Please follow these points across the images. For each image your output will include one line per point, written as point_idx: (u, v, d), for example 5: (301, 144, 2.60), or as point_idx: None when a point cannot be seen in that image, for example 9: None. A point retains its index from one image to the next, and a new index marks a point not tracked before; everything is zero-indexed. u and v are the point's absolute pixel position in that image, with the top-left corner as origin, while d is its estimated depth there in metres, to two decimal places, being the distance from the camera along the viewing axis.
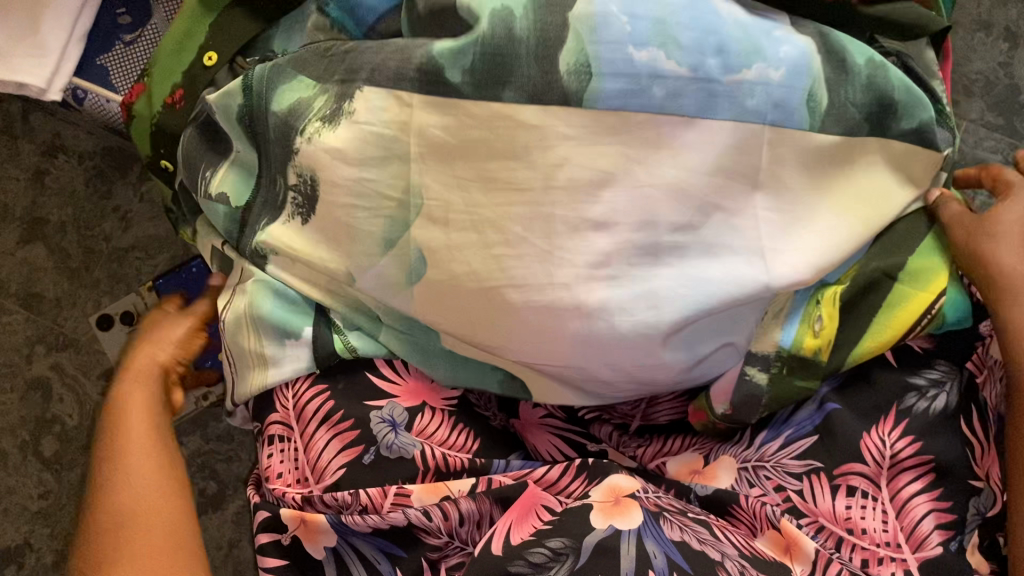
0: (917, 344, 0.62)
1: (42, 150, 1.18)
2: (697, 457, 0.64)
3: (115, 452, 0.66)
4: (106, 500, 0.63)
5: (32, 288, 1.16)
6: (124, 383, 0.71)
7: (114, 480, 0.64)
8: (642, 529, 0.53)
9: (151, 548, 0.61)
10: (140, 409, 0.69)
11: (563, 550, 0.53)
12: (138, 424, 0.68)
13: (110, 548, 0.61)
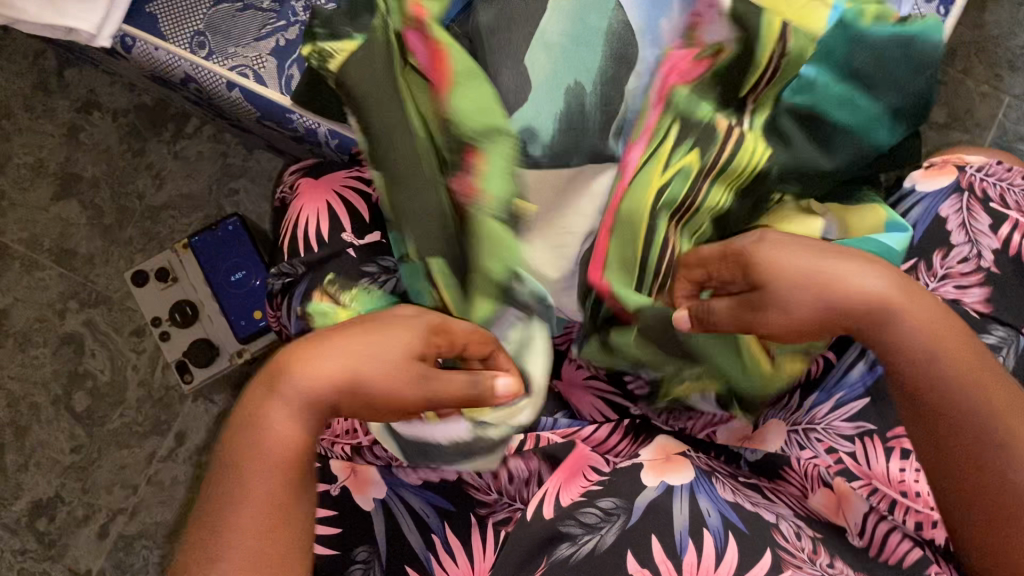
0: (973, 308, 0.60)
1: (77, 106, 1.18)
2: (747, 423, 0.63)
3: (245, 436, 0.48)
4: (218, 489, 0.47)
5: (65, 243, 1.16)
6: (293, 349, 0.50)
7: (229, 474, 0.47)
8: (694, 485, 0.54)
9: (246, 528, 0.46)
10: (391, 344, 0.50)
11: (615, 511, 0.53)
12: (396, 343, 0.50)
13: (223, 503, 0.47)
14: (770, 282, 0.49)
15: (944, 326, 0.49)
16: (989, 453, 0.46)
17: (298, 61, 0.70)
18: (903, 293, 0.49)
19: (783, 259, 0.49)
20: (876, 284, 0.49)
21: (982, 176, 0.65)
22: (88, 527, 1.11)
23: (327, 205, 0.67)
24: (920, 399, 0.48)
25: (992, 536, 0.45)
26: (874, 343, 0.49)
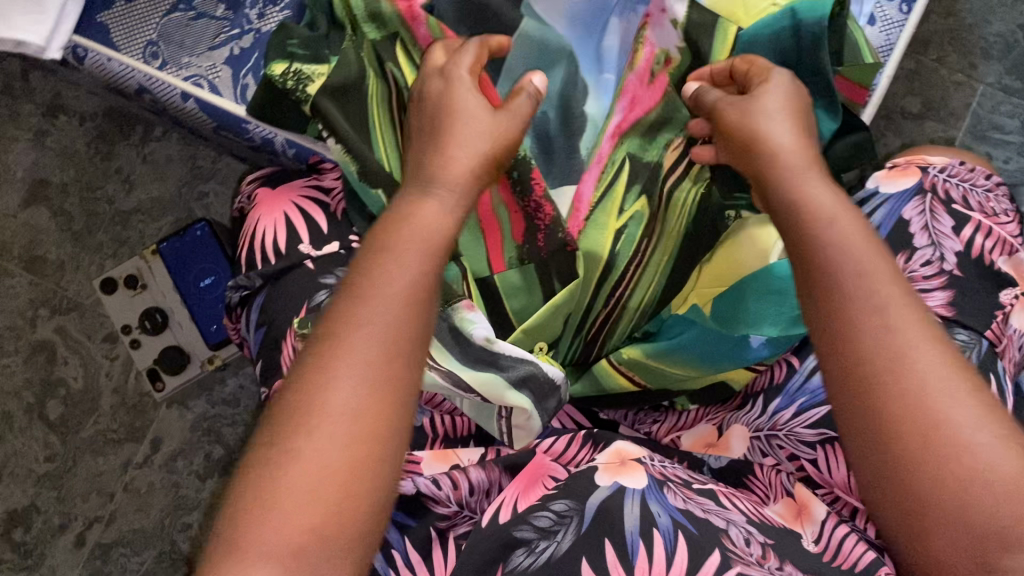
0: (936, 311, 0.60)
1: (43, 110, 1.16)
2: (711, 430, 0.64)
3: (359, 284, 0.43)
4: (314, 351, 0.41)
5: (35, 250, 1.15)
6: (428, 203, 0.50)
7: (350, 307, 0.42)
8: (647, 490, 0.53)
9: (343, 436, 0.39)
10: (421, 242, 0.47)
11: (569, 513, 0.52)
12: (422, 228, 0.48)
13: (310, 384, 0.40)
14: (738, 121, 0.55)
15: (884, 266, 0.44)
16: (908, 384, 0.40)
17: (253, 70, 0.69)
18: (835, 203, 0.48)
19: (731, 108, 0.56)
20: (793, 133, 0.53)
21: (945, 178, 0.65)
22: (65, 535, 1.10)
23: (284, 216, 0.66)
24: (830, 307, 0.44)
25: (881, 480, 0.40)
26: (804, 254, 0.47)
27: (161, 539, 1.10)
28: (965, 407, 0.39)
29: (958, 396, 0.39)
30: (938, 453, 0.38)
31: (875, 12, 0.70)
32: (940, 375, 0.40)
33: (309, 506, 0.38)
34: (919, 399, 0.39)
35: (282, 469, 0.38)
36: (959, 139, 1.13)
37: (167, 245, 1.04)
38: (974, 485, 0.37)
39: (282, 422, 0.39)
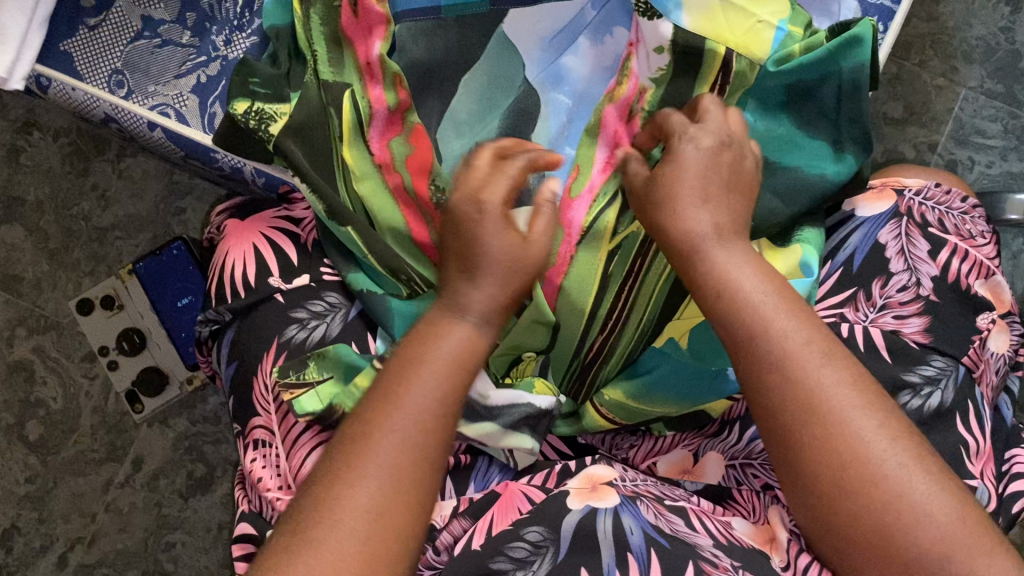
0: (911, 338, 0.60)
1: (15, 127, 1.15)
2: (686, 456, 0.64)
3: (389, 386, 0.48)
4: (335, 455, 0.46)
5: (10, 269, 1.14)
6: (442, 326, 0.51)
7: (370, 431, 0.46)
8: (621, 506, 0.53)
9: (354, 551, 0.43)
10: (437, 369, 0.48)
11: (544, 543, 0.52)
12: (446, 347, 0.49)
13: (337, 481, 0.45)
14: (663, 202, 0.54)
15: (820, 344, 0.48)
16: (850, 453, 0.45)
17: (221, 98, 0.68)
18: (771, 287, 0.51)
19: (670, 173, 0.55)
20: (722, 214, 0.53)
21: (920, 202, 0.65)
22: (47, 557, 1.09)
23: (253, 248, 0.65)
24: (788, 413, 0.47)
25: (834, 518, 0.45)
26: (758, 354, 0.48)
27: (144, 559, 1.09)
28: (888, 457, 0.45)
29: (892, 448, 0.45)
30: (882, 501, 0.45)
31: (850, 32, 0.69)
32: (868, 427, 0.46)
33: (359, 541, 0.43)
34: (865, 462, 0.45)
35: (347, 494, 0.44)
36: (942, 144, 1.13)
37: (143, 265, 1.03)
38: (913, 528, 0.44)
39: (307, 516, 0.44)
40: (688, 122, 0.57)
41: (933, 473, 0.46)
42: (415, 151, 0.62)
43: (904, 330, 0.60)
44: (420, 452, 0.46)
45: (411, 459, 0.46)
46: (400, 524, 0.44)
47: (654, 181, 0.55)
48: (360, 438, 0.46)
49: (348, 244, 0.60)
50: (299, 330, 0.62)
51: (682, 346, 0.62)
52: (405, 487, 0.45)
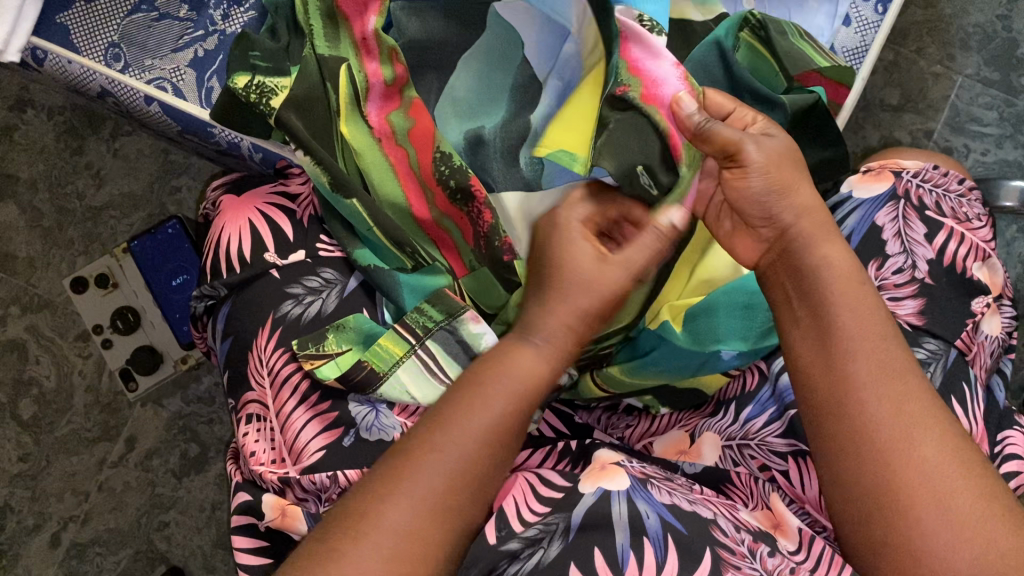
0: (905, 320, 0.60)
1: (9, 103, 1.14)
2: (683, 437, 0.63)
3: (463, 400, 0.47)
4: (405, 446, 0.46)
5: (4, 247, 1.13)
6: (520, 348, 0.49)
7: (440, 431, 0.46)
8: (631, 490, 0.53)
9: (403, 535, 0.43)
10: (510, 391, 0.47)
11: (555, 522, 0.52)
12: (520, 373, 0.48)
13: (402, 470, 0.45)
14: (753, 173, 0.54)
15: (890, 344, 0.50)
16: (895, 451, 0.47)
17: (218, 72, 0.68)
18: (849, 276, 0.52)
19: (755, 149, 0.54)
20: (814, 197, 0.55)
21: (918, 183, 0.65)
22: (39, 535, 1.09)
23: (248, 223, 0.65)
24: (830, 396, 0.50)
25: (869, 514, 0.47)
26: (829, 339, 0.51)
27: (137, 538, 1.09)
28: (941, 464, 0.46)
29: (948, 454, 0.47)
30: (933, 495, 0.46)
31: (850, 12, 0.69)
32: (923, 435, 0.47)
33: (390, 559, 0.43)
34: (914, 467, 0.46)
35: (384, 505, 0.44)
36: (938, 132, 1.13)
37: (138, 243, 1.02)
38: (954, 525, 0.45)
39: (380, 482, 0.45)
40: (744, 110, 0.58)
41: (985, 484, 0.46)
42: (415, 124, 0.62)
43: (898, 311, 0.60)
44: (473, 478, 0.46)
45: (462, 483, 0.45)
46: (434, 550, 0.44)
47: (741, 150, 0.54)
48: (419, 449, 0.45)
49: (353, 216, 0.60)
50: (295, 305, 0.62)
51: (678, 329, 0.62)
52: (444, 511, 0.45)
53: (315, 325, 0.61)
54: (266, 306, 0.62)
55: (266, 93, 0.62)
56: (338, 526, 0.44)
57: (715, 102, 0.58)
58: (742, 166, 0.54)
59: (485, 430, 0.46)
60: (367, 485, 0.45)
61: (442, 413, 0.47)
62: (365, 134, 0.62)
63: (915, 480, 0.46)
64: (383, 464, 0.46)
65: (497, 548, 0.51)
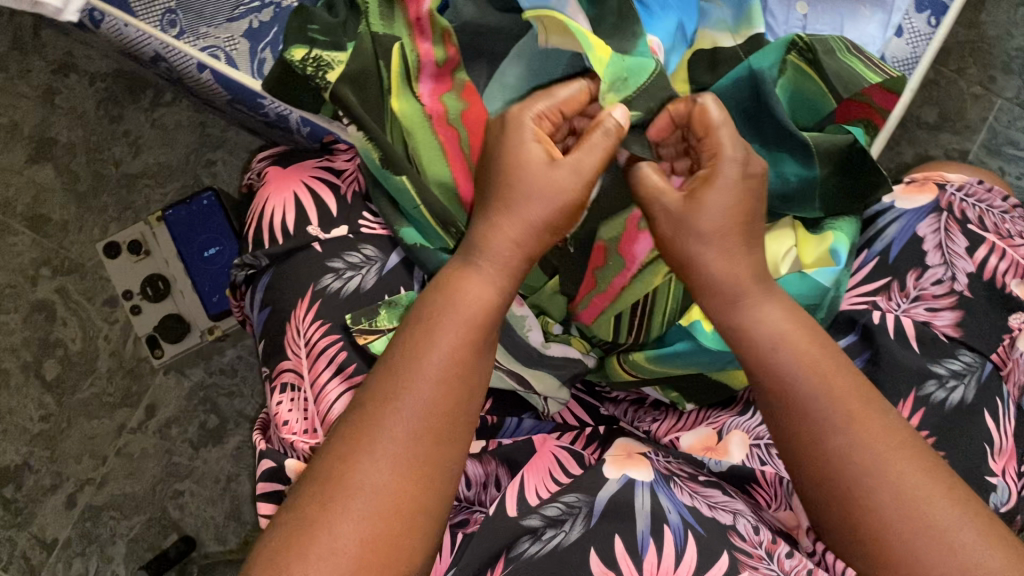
0: (942, 331, 0.60)
1: (53, 67, 1.16)
2: (711, 433, 0.63)
3: (407, 358, 0.49)
4: (366, 405, 0.48)
5: (39, 208, 1.14)
6: (469, 282, 0.52)
7: (402, 368, 0.49)
8: (655, 482, 0.53)
9: (380, 487, 0.46)
10: (456, 324, 0.50)
11: (578, 504, 0.53)
12: (466, 307, 0.51)
13: (367, 430, 0.47)
14: (672, 226, 0.54)
15: (844, 394, 0.49)
16: (877, 499, 0.46)
17: (272, 44, 0.69)
18: (791, 333, 0.51)
19: (665, 218, 0.54)
20: (745, 253, 0.53)
21: (962, 197, 0.65)
22: (55, 496, 1.10)
23: (293, 196, 0.65)
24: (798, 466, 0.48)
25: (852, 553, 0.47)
26: (780, 407, 0.50)
27: (151, 505, 1.10)
28: (928, 514, 0.45)
29: (928, 494, 0.45)
30: (926, 535, 0.44)
31: (902, 23, 0.69)
32: (898, 473, 0.46)
33: (386, 492, 0.46)
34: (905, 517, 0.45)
35: (374, 443, 0.47)
36: (973, 153, 1.13)
37: (172, 212, 1.03)
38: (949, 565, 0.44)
39: (366, 423, 0.48)
40: (720, 135, 0.53)
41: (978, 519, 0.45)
42: (467, 107, 0.63)
43: (935, 322, 0.61)
44: (450, 409, 0.49)
45: (439, 415, 0.48)
46: (423, 484, 0.47)
47: (655, 209, 0.54)
48: (396, 385, 0.49)
49: (401, 193, 0.61)
50: (335, 279, 0.63)
51: (710, 329, 0.62)
52: (429, 442, 0.48)
53: (353, 301, 0.62)
54: (306, 278, 0.63)
55: (319, 66, 0.62)
56: (334, 466, 0.47)
57: (698, 115, 0.54)
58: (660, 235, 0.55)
59: (452, 356, 0.50)
60: (357, 426, 0.48)
61: (415, 352, 0.50)
62: (415, 112, 0.63)
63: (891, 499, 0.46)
64: (368, 405, 0.48)
65: (515, 522, 0.53)
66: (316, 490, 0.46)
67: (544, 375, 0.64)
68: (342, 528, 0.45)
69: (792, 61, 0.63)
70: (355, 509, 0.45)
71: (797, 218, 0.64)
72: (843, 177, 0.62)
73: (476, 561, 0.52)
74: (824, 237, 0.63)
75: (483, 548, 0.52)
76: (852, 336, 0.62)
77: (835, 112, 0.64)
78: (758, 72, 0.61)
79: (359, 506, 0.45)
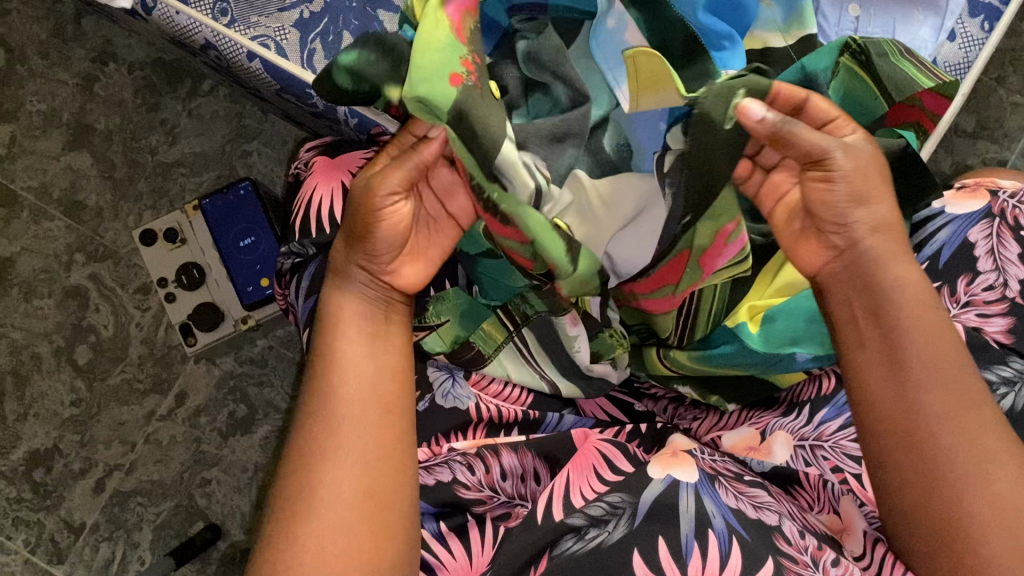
0: (993, 337, 0.61)
1: (93, 55, 1.17)
2: (754, 434, 0.62)
3: (325, 382, 0.52)
4: (306, 433, 0.52)
5: (74, 195, 1.15)
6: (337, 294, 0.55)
7: (323, 383, 0.52)
8: (699, 484, 0.53)
9: (353, 477, 0.50)
10: (359, 337, 0.53)
11: (622, 505, 0.53)
12: (351, 321, 0.54)
13: (316, 455, 0.51)
14: (842, 178, 0.50)
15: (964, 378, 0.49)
16: (963, 486, 0.47)
17: (322, 34, 0.70)
18: (917, 297, 0.51)
19: (844, 156, 0.50)
20: (893, 212, 0.52)
21: (1015, 204, 0.65)
22: (84, 480, 1.10)
23: (342, 186, 0.66)
24: (894, 429, 0.50)
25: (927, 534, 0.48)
26: (885, 364, 0.50)
27: (179, 492, 1.11)
28: (1004, 499, 0.46)
29: (1016, 493, 0.46)
30: (1002, 527, 0.46)
31: (957, 28, 0.68)
32: (990, 468, 0.47)
33: (363, 479, 0.50)
34: (989, 507, 0.46)
35: (329, 459, 0.50)
36: (1012, 162, 1.12)
37: (208, 201, 1.04)
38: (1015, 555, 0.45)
39: (310, 450, 0.51)
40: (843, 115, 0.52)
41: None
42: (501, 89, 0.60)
43: (986, 328, 0.61)
44: (376, 384, 0.53)
45: (374, 398, 0.52)
46: (391, 466, 0.51)
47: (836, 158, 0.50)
48: (327, 389, 0.52)
49: None
50: None
51: (755, 330, 0.61)
52: (375, 426, 0.52)
53: None
54: None
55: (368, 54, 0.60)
56: (301, 490, 0.50)
57: (814, 108, 0.51)
58: (831, 175, 0.51)
59: (369, 340, 0.54)
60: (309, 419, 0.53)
61: (336, 363, 0.53)
62: None
63: (970, 488, 0.47)
64: (309, 424, 0.52)
65: (557, 521, 0.53)
66: (290, 509, 0.50)
67: (577, 387, 0.66)
68: (334, 526, 0.49)
69: (845, 63, 0.61)
70: (337, 515, 0.49)
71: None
72: (896, 181, 0.61)
73: (516, 561, 0.52)
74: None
75: (524, 547, 0.53)
76: None
77: (886, 115, 0.63)
78: (811, 75, 0.61)
79: (344, 505, 0.49)
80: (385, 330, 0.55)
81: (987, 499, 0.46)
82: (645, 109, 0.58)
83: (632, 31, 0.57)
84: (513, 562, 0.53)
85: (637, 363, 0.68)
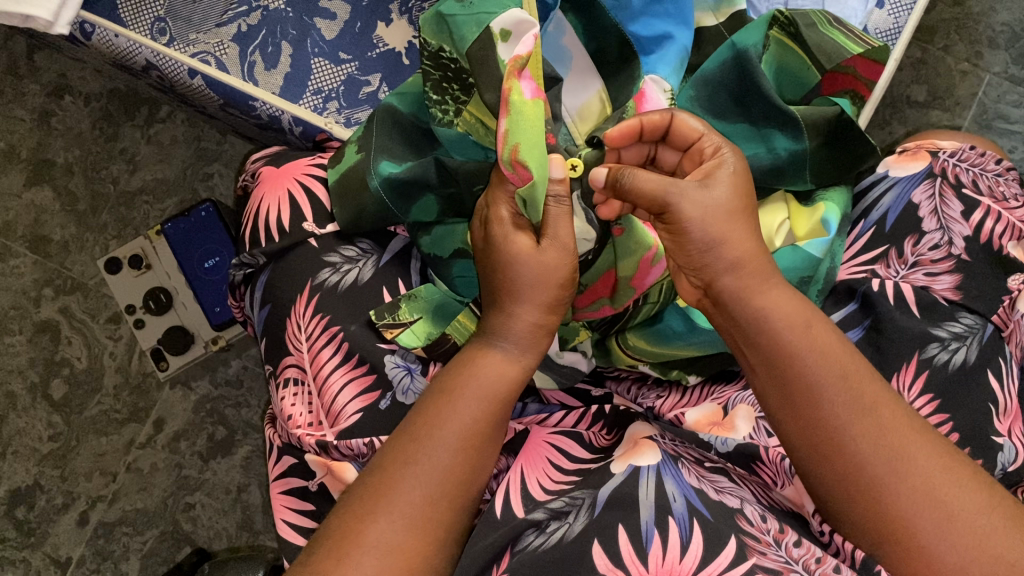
0: (942, 295, 0.61)
1: (47, 89, 1.16)
2: (717, 410, 0.62)
3: (431, 417, 0.51)
4: (391, 452, 0.50)
5: (39, 230, 1.15)
6: (478, 353, 0.54)
7: (423, 422, 0.50)
8: (661, 466, 0.53)
9: (407, 518, 0.47)
10: (476, 396, 0.51)
11: (581, 496, 0.53)
12: (484, 382, 0.52)
13: (388, 480, 0.48)
14: (690, 224, 0.51)
15: (860, 378, 0.49)
16: (899, 484, 0.46)
17: (260, 47, 0.79)
18: (796, 316, 0.50)
19: (687, 203, 0.51)
20: (751, 240, 0.52)
21: (955, 163, 0.66)
22: (67, 514, 1.10)
23: (288, 194, 0.66)
24: (817, 446, 0.48)
25: (879, 539, 0.46)
26: (795, 392, 0.49)
27: (164, 519, 1.10)
28: (950, 498, 0.45)
29: (949, 481, 0.45)
30: (937, 509, 0.45)
31: None
32: (914, 459, 0.46)
33: (421, 509, 0.48)
34: (920, 493, 0.45)
35: (397, 480, 0.48)
36: (965, 128, 1.13)
37: (172, 226, 1.04)
38: (954, 534, 0.44)
39: (385, 473, 0.49)
40: (711, 134, 0.55)
41: (986, 490, 0.45)
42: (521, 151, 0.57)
43: (934, 286, 0.61)
44: (472, 434, 0.50)
45: (463, 440, 0.50)
46: (452, 505, 0.49)
47: (674, 207, 0.51)
48: (416, 424, 0.51)
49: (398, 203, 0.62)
50: (333, 273, 0.63)
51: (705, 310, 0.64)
52: (454, 466, 0.49)
53: (352, 293, 0.63)
54: (305, 278, 0.64)
55: (438, 91, 0.61)
56: (356, 507, 0.48)
57: (682, 127, 0.55)
58: (678, 225, 0.52)
59: (481, 388, 0.52)
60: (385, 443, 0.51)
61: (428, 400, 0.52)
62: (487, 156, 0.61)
63: (908, 476, 0.46)
64: (383, 451, 0.50)
65: (520, 518, 0.53)
66: (342, 526, 0.47)
67: (546, 376, 0.67)
68: (386, 549, 0.46)
69: (773, 36, 0.64)
70: (391, 536, 0.46)
71: (788, 192, 0.65)
72: (833, 150, 0.62)
73: (482, 557, 0.52)
74: (815, 209, 0.63)
75: (485, 546, 0.52)
76: (852, 305, 0.62)
77: (820, 85, 0.64)
78: (742, 50, 0.61)
79: (397, 529, 0.47)
80: (496, 395, 0.52)
81: (936, 492, 0.45)
82: (590, 117, 0.64)
83: (569, 36, 0.64)
84: (475, 561, 0.52)
85: (599, 347, 0.68)
